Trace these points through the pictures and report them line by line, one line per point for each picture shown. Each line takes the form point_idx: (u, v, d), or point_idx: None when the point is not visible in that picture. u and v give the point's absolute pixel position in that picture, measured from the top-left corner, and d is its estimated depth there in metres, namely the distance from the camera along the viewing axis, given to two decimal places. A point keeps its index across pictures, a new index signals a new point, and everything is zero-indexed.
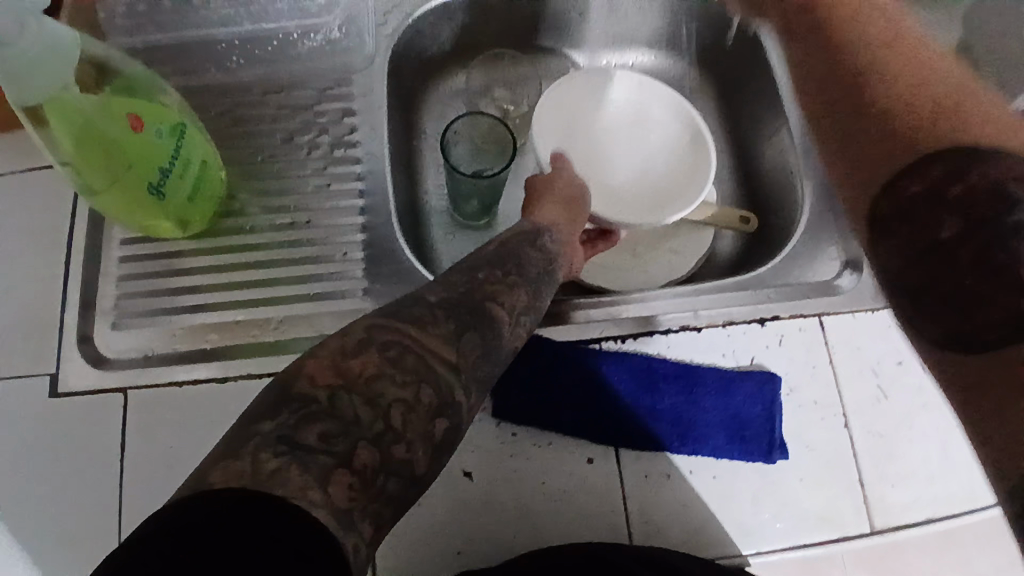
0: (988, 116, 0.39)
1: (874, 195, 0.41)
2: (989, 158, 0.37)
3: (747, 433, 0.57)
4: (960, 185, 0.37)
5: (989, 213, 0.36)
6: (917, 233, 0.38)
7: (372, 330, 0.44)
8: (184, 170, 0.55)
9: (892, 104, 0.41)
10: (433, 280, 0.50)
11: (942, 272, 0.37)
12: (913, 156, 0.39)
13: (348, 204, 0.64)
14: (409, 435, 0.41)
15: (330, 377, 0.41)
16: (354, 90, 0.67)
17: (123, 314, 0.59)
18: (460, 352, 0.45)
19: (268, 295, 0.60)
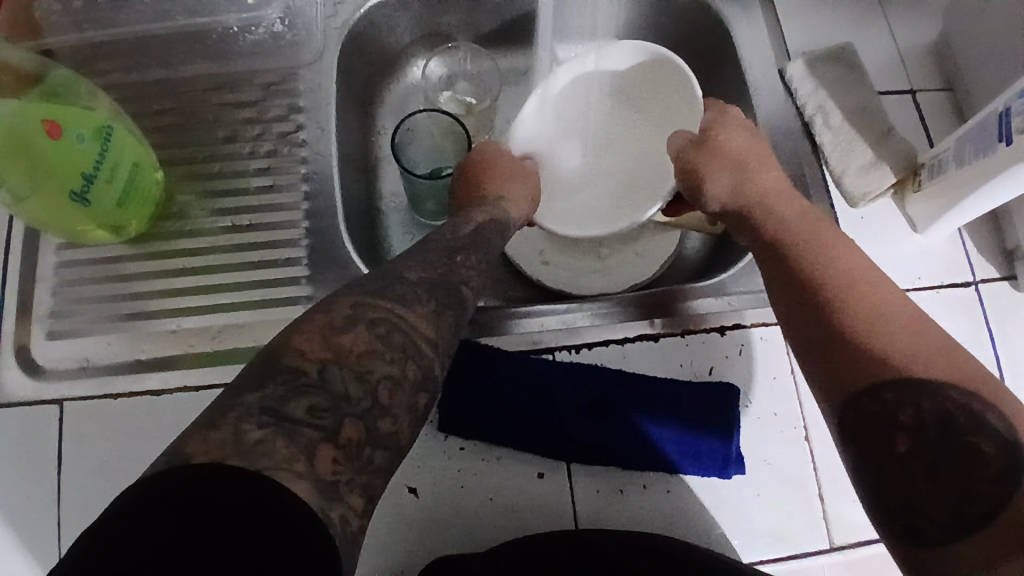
0: (937, 348, 0.43)
1: (843, 404, 0.44)
2: (933, 390, 0.41)
3: (709, 446, 0.54)
4: (912, 409, 0.41)
5: (936, 435, 0.40)
6: (876, 445, 0.42)
7: (357, 305, 0.39)
8: (111, 175, 0.53)
9: (856, 328, 0.45)
10: (410, 257, 0.46)
11: (894, 479, 0.41)
12: (875, 378, 0.43)
13: (292, 206, 0.62)
14: (396, 409, 0.37)
15: (320, 350, 0.36)
16: (301, 86, 0.66)
17: (60, 322, 0.58)
18: (440, 330, 0.42)
19: (209, 303, 0.58)
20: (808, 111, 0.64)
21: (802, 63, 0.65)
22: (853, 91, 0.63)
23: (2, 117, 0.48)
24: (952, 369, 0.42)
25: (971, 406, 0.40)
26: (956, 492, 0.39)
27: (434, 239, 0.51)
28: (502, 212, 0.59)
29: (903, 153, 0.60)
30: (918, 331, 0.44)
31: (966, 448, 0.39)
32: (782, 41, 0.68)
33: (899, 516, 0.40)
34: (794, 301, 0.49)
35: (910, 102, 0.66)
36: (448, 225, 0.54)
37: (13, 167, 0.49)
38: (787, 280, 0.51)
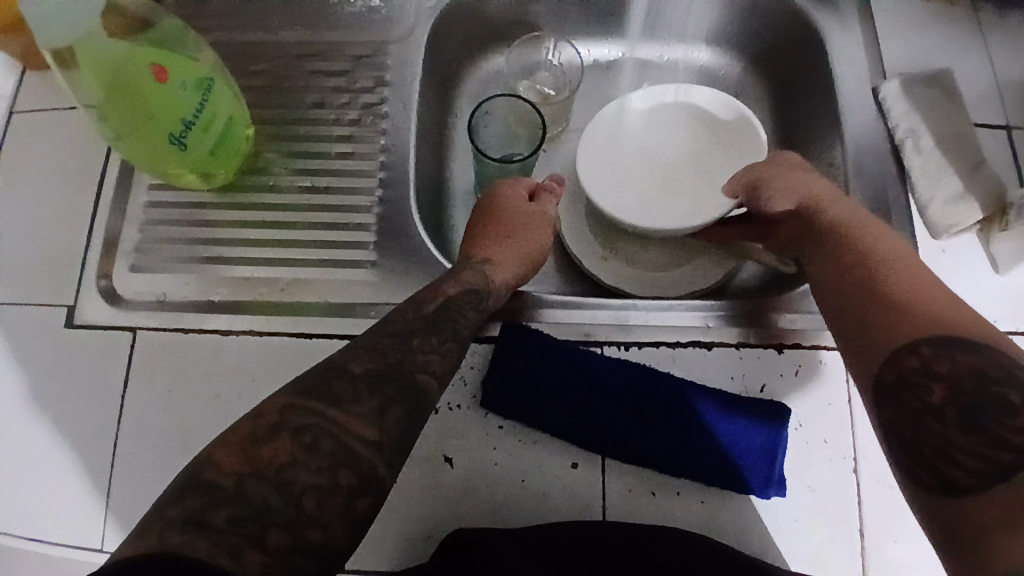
0: (975, 319, 0.46)
1: (882, 361, 0.47)
2: (970, 346, 0.44)
3: (752, 462, 0.53)
4: (947, 362, 0.44)
5: (970, 387, 0.42)
6: (912, 399, 0.44)
7: (290, 409, 0.40)
8: (207, 124, 0.57)
9: (894, 297, 0.49)
10: (359, 348, 0.46)
11: (930, 431, 0.42)
12: (913, 337, 0.46)
13: (368, 173, 0.64)
14: (326, 517, 0.37)
15: (236, 462, 0.37)
16: (389, 61, 0.68)
17: (143, 257, 0.61)
18: (382, 430, 0.40)
19: (280, 257, 0.61)
20: (898, 134, 0.62)
21: (898, 84, 0.63)
22: (944, 121, 0.62)
23: (114, 63, 0.52)
24: (988, 335, 0.44)
25: (1001, 362, 0.42)
26: (986, 437, 0.40)
27: (386, 321, 0.49)
28: (480, 279, 0.55)
29: (992, 187, 0.58)
30: (956, 304, 0.47)
31: (996, 397, 0.41)
32: (876, 61, 0.66)
33: (933, 469, 0.42)
34: (839, 276, 0.53)
35: (1006, 138, 0.63)
36: (404, 305, 0.52)
37: (115, 108, 0.53)
38: (832, 260, 0.55)
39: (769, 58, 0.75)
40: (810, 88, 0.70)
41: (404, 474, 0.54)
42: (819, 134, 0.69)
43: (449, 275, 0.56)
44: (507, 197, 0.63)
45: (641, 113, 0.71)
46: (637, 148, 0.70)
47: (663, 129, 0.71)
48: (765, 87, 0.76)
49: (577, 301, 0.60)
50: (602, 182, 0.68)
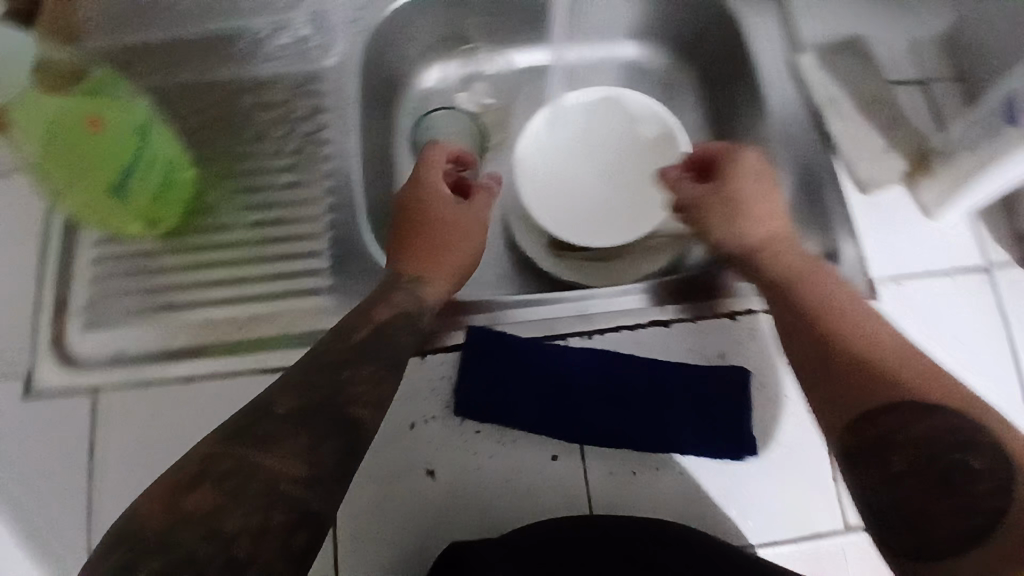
0: (931, 378, 0.45)
1: (847, 424, 0.46)
2: (928, 411, 0.43)
3: (720, 432, 0.55)
4: (905, 429, 0.43)
5: (928, 453, 0.42)
6: (876, 464, 0.44)
7: (217, 453, 0.43)
8: (148, 169, 0.57)
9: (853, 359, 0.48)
10: (285, 383, 0.47)
11: (896, 496, 0.42)
12: (874, 403, 0.45)
13: (315, 200, 0.65)
14: (262, 556, 0.39)
15: (163, 514, 0.39)
16: (324, 88, 0.69)
17: (96, 314, 0.60)
18: (314, 464, 0.43)
19: (235, 295, 0.61)
20: (818, 102, 0.65)
21: (813, 56, 0.67)
22: (860, 85, 0.65)
23: (51, 113, 0.53)
24: (943, 394, 0.44)
25: (961, 424, 0.42)
26: (951, 507, 0.39)
27: (317, 353, 0.50)
28: (412, 301, 0.55)
29: (910, 142, 0.62)
30: (913, 363, 0.47)
31: (959, 466, 0.40)
32: (791, 33, 0.69)
33: (906, 538, 0.41)
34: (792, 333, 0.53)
35: (920, 92, 0.65)
36: (336, 334, 0.51)
37: (51, 160, 0.54)
38: (788, 319, 0.54)
39: (691, 44, 0.77)
40: (732, 69, 0.73)
41: (387, 492, 0.55)
42: (745, 110, 0.72)
43: (380, 298, 0.55)
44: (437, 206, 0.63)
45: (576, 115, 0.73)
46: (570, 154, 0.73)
47: (592, 131, 0.74)
48: (693, 72, 0.79)
49: (532, 297, 0.61)
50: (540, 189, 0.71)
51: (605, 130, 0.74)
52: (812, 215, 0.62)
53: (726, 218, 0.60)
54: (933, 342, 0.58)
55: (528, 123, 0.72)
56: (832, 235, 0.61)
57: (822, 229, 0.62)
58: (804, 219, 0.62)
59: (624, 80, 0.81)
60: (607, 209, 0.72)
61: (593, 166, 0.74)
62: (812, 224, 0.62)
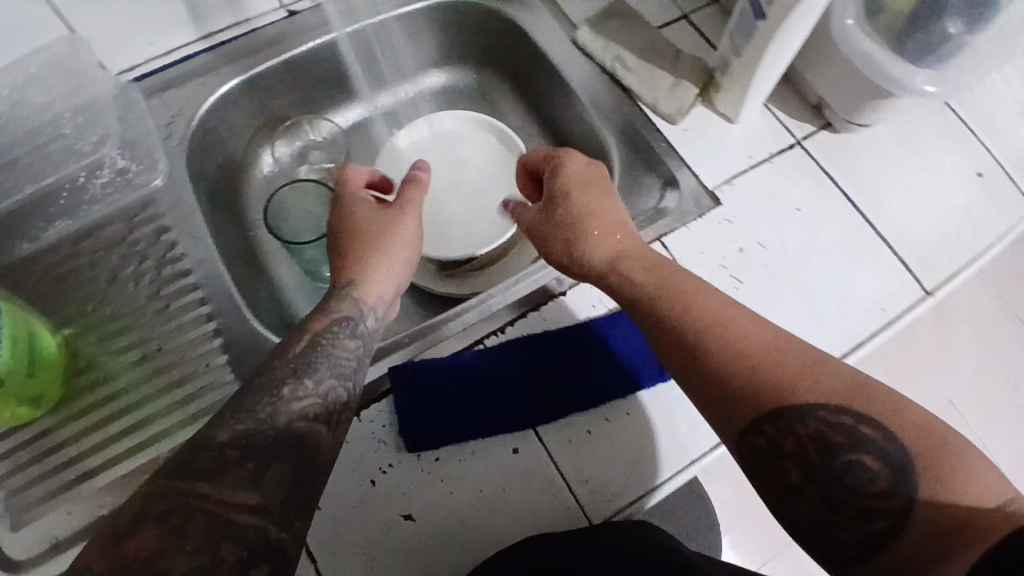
0: (806, 365, 0.44)
1: (736, 438, 0.44)
2: (807, 413, 0.42)
3: (641, 363, 0.60)
4: (792, 438, 0.42)
5: (821, 459, 0.42)
6: (774, 477, 0.43)
7: (159, 488, 0.39)
8: (13, 347, 0.54)
9: (727, 365, 0.45)
10: (223, 411, 0.44)
11: (802, 505, 0.42)
12: (755, 414, 0.43)
13: (193, 314, 0.64)
14: None
15: (105, 564, 0.35)
16: (163, 207, 0.68)
17: (14, 512, 0.55)
18: (266, 494, 0.40)
19: (150, 436, 0.59)
20: (607, 63, 0.73)
21: (588, 30, 0.74)
22: (634, 37, 0.73)
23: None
24: (821, 386, 0.43)
25: (848, 425, 0.41)
26: (855, 510, 0.40)
27: (262, 368, 0.49)
28: (351, 309, 0.56)
29: (694, 67, 0.71)
30: (784, 350, 0.45)
31: (851, 466, 0.41)
32: (563, 16, 0.77)
33: (822, 547, 0.41)
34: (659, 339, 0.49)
35: (684, 27, 0.75)
36: (278, 347, 0.51)
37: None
38: (652, 326, 0.50)
39: (485, 53, 0.83)
40: (526, 60, 0.79)
41: (376, 553, 0.54)
42: (554, 92, 0.79)
43: (319, 309, 0.56)
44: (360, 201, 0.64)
45: (413, 151, 0.79)
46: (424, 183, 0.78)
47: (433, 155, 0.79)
48: (497, 75, 0.85)
49: (438, 319, 0.63)
50: None
51: (445, 150, 0.79)
52: (643, 160, 0.70)
53: (566, 241, 0.57)
54: (785, 219, 0.66)
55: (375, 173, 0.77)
56: (665, 166, 0.69)
57: (653, 167, 0.70)
58: (635, 164, 0.70)
59: (442, 105, 0.86)
60: (476, 218, 0.76)
61: (451, 182, 0.78)
62: (645, 166, 0.70)
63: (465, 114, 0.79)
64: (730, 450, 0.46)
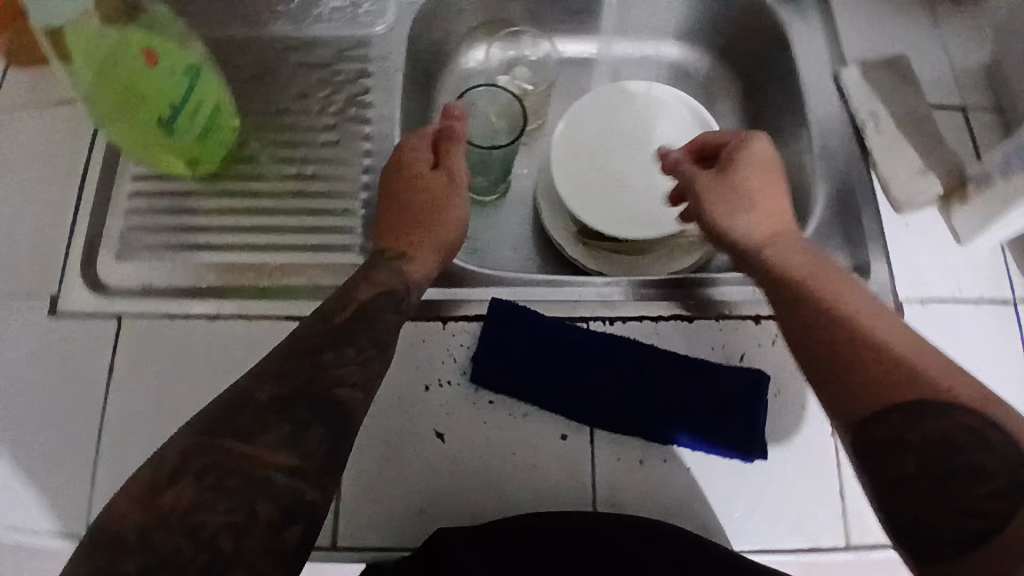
0: (940, 371, 0.43)
1: (858, 421, 0.43)
2: (939, 409, 0.41)
3: (730, 429, 0.55)
4: (918, 430, 0.41)
5: (943, 454, 0.40)
6: (885, 464, 0.42)
7: (192, 451, 0.42)
8: (195, 111, 0.57)
9: (863, 355, 0.45)
10: (259, 373, 0.47)
11: (908, 497, 0.40)
12: (882, 402, 0.43)
13: (354, 161, 0.65)
14: (247, 555, 0.40)
15: (138, 513, 0.40)
16: (371, 52, 0.69)
17: (128, 244, 0.61)
18: (299, 455, 0.43)
19: (262, 241, 0.62)
20: (860, 117, 0.66)
21: (858, 71, 0.67)
22: (903, 102, 0.65)
23: (109, 47, 0.53)
24: (956, 391, 0.42)
25: (978, 428, 0.40)
26: (966, 509, 0.38)
27: (287, 343, 0.49)
28: (398, 280, 0.55)
29: (951, 163, 0.62)
30: (921, 353, 0.45)
31: (974, 468, 0.39)
32: (839, 48, 0.69)
33: (915, 537, 0.40)
34: (797, 324, 0.49)
35: (960, 119, 0.65)
36: (311, 317, 0.51)
37: (110, 98, 0.54)
38: (791, 306, 0.51)
39: (734, 51, 0.78)
40: (774, 77, 0.73)
41: (397, 452, 0.55)
42: (784, 120, 0.72)
43: (363, 276, 0.55)
44: (419, 169, 0.61)
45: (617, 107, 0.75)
46: (612, 142, 0.74)
47: (634, 120, 0.75)
48: (734, 79, 0.79)
49: (557, 279, 0.62)
50: (577, 176, 0.72)
51: (647, 119, 0.75)
52: (840, 232, 0.63)
53: (729, 208, 0.58)
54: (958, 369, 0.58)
55: (571, 109, 0.75)
56: (861, 251, 0.62)
57: (849, 246, 0.63)
58: (829, 232, 0.63)
59: (666, 79, 0.82)
60: (641, 202, 0.71)
61: (637, 157, 0.74)
62: (840, 240, 0.63)
63: (683, 96, 0.75)
64: (842, 435, 0.45)
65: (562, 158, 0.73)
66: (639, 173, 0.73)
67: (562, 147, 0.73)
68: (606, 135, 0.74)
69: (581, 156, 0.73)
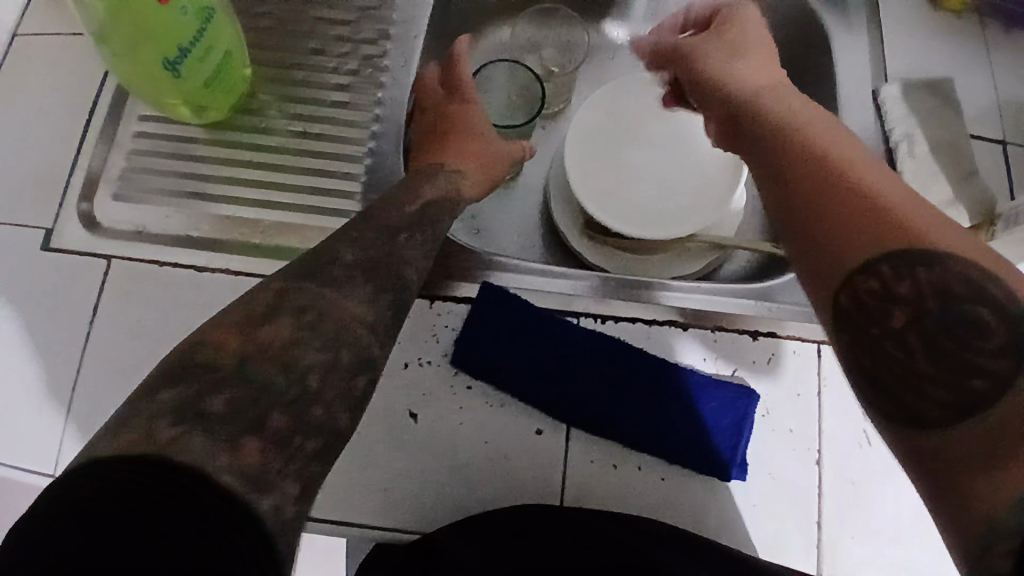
0: (932, 216, 0.37)
1: (836, 283, 0.37)
2: (932, 254, 0.35)
3: (711, 444, 0.53)
4: (909, 279, 0.35)
5: (936, 308, 0.34)
6: (868, 323, 0.36)
7: (288, 290, 0.44)
8: (204, 53, 0.56)
9: (847, 203, 0.38)
10: (342, 237, 0.49)
11: (892, 357, 0.35)
12: (865, 253, 0.36)
13: (362, 124, 0.64)
14: (329, 395, 0.40)
15: (235, 344, 0.40)
16: (394, 15, 0.68)
17: (127, 185, 0.61)
18: (376, 312, 0.45)
19: (259, 195, 0.61)
20: (894, 137, 0.63)
21: (899, 88, 0.64)
22: (942, 125, 0.62)
23: None
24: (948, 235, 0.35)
25: (974, 275, 0.34)
26: (955, 366, 0.32)
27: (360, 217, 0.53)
28: (452, 189, 0.60)
29: (982, 197, 0.59)
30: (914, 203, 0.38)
31: (969, 321, 0.33)
32: (882, 64, 0.66)
33: (900, 401, 0.34)
34: (777, 180, 0.43)
35: (1000, 152, 0.62)
36: (388, 199, 0.55)
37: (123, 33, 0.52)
38: (772, 164, 0.45)
39: None
40: (809, 86, 0.70)
41: (369, 426, 0.54)
42: None
43: (425, 179, 0.59)
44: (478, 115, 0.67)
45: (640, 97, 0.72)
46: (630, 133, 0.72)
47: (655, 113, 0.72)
48: None
49: (553, 270, 0.60)
50: (590, 165, 0.70)
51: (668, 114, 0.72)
52: None
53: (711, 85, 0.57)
54: None
55: (588, 96, 0.73)
56: None
57: None
58: None
59: None
60: (651, 199, 0.69)
61: (656, 150, 0.71)
62: None
63: None
64: (820, 298, 0.39)
65: (576, 146, 0.70)
66: (653, 168, 0.71)
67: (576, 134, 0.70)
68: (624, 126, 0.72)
69: (597, 145, 0.71)
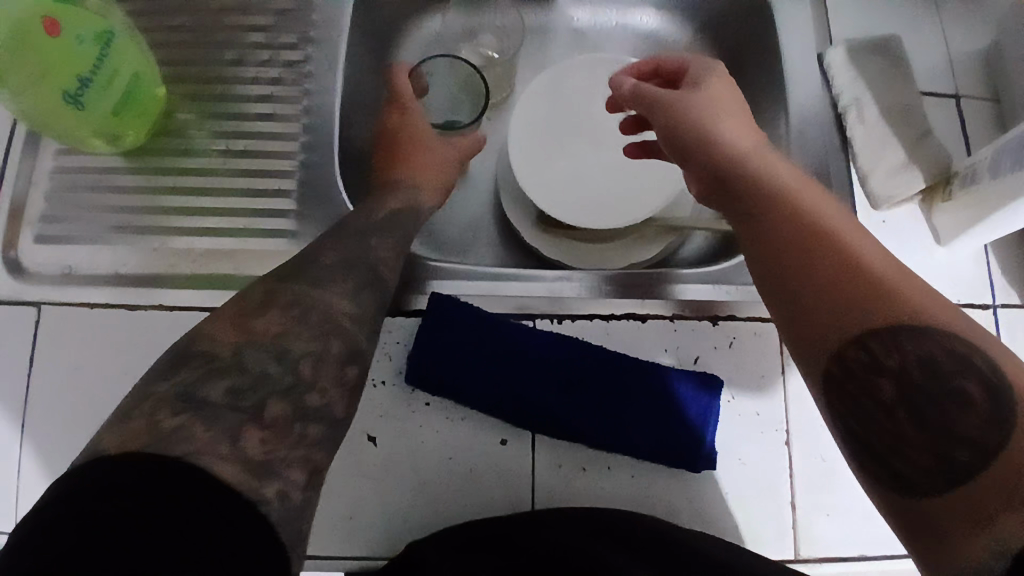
0: (916, 288, 0.37)
1: (826, 355, 0.37)
2: (919, 330, 0.35)
3: (680, 439, 0.52)
4: (897, 352, 0.35)
5: (922, 377, 0.35)
6: (860, 394, 0.36)
7: (275, 287, 0.43)
8: (109, 79, 0.52)
9: (832, 273, 0.38)
10: (327, 241, 0.48)
11: (881, 424, 0.35)
12: (856, 327, 0.37)
13: (290, 135, 0.61)
14: (324, 383, 0.40)
15: (234, 334, 0.40)
16: (315, 17, 0.64)
17: (49, 225, 0.58)
18: (359, 308, 0.44)
19: (188, 223, 0.58)
20: (842, 103, 0.61)
21: (843, 50, 0.61)
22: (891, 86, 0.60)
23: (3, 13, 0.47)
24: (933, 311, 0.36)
25: (960, 349, 0.35)
26: (943, 433, 0.33)
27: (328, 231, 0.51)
28: (413, 196, 0.59)
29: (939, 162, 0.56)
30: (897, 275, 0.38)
31: (956, 393, 0.34)
32: (826, 25, 0.63)
33: (884, 464, 0.35)
34: (759, 241, 0.43)
35: (949, 109, 0.60)
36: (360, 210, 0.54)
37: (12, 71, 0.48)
38: (755, 225, 0.44)
39: (714, 22, 0.72)
40: (754, 54, 0.68)
41: None
42: (762, 102, 0.67)
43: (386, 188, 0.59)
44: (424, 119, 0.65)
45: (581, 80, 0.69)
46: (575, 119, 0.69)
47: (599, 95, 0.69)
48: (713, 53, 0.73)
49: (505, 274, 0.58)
50: (537, 157, 0.67)
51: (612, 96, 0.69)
52: None
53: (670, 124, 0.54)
54: None
55: (529, 86, 0.70)
56: None
57: None
58: None
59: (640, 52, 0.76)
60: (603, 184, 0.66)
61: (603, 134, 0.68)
62: None
63: None
64: (809, 367, 0.39)
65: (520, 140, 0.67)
66: (602, 153, 0.68)
67: (521, 126, 0.68)
68: (569, 112, 0.69)
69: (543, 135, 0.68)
